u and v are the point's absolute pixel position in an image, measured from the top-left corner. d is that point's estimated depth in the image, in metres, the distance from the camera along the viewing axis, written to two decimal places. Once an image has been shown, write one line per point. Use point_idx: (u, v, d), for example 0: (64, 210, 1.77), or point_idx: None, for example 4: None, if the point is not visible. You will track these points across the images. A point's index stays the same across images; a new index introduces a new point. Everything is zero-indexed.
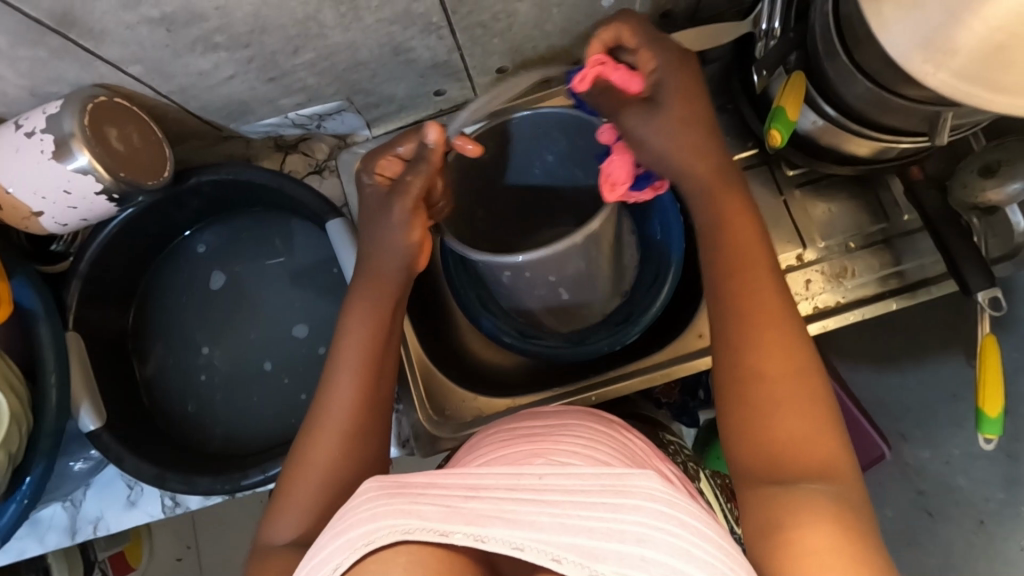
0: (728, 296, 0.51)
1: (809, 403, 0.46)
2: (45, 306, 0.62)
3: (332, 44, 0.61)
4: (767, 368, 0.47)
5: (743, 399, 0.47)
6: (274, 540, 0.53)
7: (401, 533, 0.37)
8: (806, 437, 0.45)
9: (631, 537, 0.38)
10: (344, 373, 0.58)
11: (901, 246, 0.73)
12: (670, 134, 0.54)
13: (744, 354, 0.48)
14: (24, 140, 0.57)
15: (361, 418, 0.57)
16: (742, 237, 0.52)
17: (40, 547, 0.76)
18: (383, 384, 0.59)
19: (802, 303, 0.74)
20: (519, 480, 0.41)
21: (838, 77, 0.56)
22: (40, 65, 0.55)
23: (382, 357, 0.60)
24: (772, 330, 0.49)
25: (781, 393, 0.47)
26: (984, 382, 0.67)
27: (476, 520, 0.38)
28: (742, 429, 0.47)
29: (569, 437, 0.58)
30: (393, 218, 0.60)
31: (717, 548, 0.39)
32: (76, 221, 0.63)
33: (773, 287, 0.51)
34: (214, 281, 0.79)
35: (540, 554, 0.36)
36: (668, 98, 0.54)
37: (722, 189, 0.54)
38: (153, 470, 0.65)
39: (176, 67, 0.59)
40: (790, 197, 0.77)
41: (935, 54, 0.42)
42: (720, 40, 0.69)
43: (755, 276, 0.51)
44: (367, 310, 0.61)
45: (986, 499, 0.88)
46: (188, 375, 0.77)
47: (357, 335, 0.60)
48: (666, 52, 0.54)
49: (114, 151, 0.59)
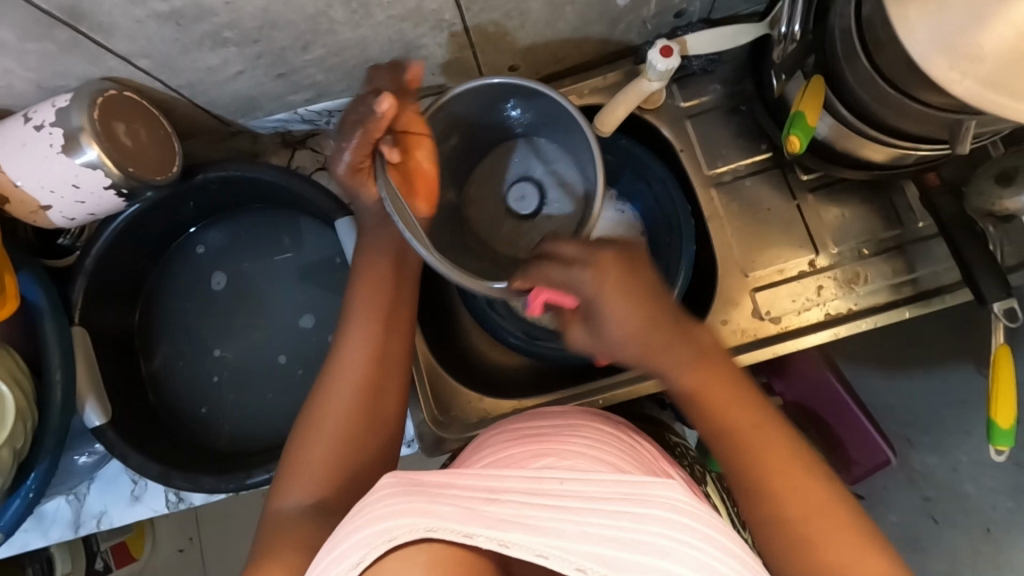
0: (729, 447, 0.50)
1: (839, 515, 0.48)
2: (51, 302, 0.61)
3: (342, 40, 0.60)
4: (793, 496, 0.48)
5: (785, 534, 0.48)
6: (285, 506, 0.51)
7: (423, 532, 0.36)
8: (851, 552, 0.46)
9: (654, 549, 0.37)
10: (355, 336, 0.58)
11: (915, 253, 0.73)
12: (622, 348, 0.50)
13: (768, 492, 0.49)
14: (31, 134, 0.56)
15: (377, 375, 0.57)
16: (715, 392, 0.50)
17: (44, 541, 0.76)
18: (397, 339, 0.59)
19: (813, 309, 0.73)
20: (540, 485, 0.42)
21: (858, 81, 0.55)
22: (48, 58, 0.54)
23: (394, 317, 0.60)
24: (788, 465, 0.49)
25: (813, 514, 0.48)
26: (997, 393, 0.67)
27: (496, 523, 0.37)
28: (794, 559, 0.47)
29: (577, 438, 0.57)
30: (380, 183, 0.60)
31: (739, 564, 0.39)
32: (83, 215, 0.63)
33: (763, 418, 0.51)
34: (215, 282, 0.79)
35: (564, 562, 0.35)
36: (608, 319, 0.49)
37: (677, 362, 0.50)
38: (157, 467, 0.65)
39: (185, 61, 0.58)
40: (803, 201, 0.75)
41: (960, 61, 0.41)
42: (737, 41, 0.70)
43: (744, 417, 0.50)
44: (378, 275, 0.61)
45: (995, 508, 0.86)
46: (194, 370, 0.77)
47: (366, 302, 0.59)
48: (588, 278, 0.49)
49: (122, 146, 0.58)
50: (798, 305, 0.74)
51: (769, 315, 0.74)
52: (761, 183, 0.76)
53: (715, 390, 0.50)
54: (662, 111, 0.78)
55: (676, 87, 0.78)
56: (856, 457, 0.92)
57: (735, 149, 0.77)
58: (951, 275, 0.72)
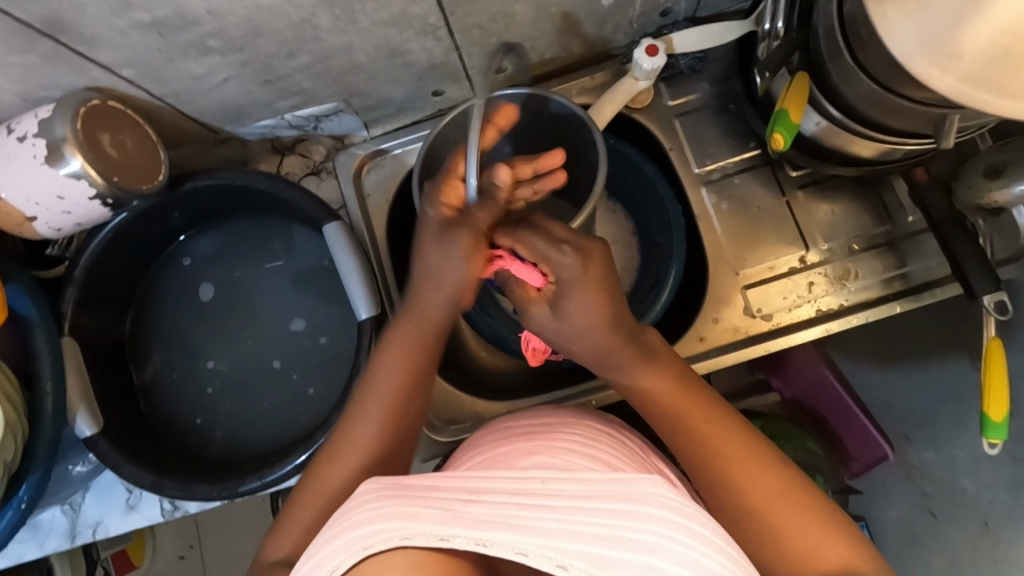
0: (687, 446, 0.53)
1: (799, 499, 0.50)
2: (40, 312, 0.61)
3: (327, 46, 0.60)
4: (754, 487, 0.50)
5: (752, 526, 0.49)
6: (271, 557, 0.54)
7: (400, 539, 0.36)
8: (816, 535, 0.48)
9: (639, 546, 0.37)
10: (368, 414, 0.56)
11: (906, 248, 0.72)
12: (585, 334, 0.51)
13: (731, 485, 0.51)
14: (16, 145, 0.56)
15: (383, 457, 0.55)
16: (664, 390, 0.54)
17: (40, 551, 0.76)
18: (406, 422, 0.57)
19: (805, 306, 0.73)
20: (523, 485, 0.41)
21: (842, 78, 0.55)
22: (32, 70, 0.54)
23: (411, 397, 0.57)
24: (755, 460, 0.51)
25: (776, 502, 0.50)
26: (989, 387, 0.67)
27: (478, 523, 0.37)
28: (764, 549, 0.49)
29: (567, 435, 0.57)
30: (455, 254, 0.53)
31: (727, 560, 0.38)
32: (70, 226, 0.63)
33: (713, 414, 0.54)
34: (203, 293, 0.79)
35: (544, 559, 0.35)
36: (575, 304, 0.50)
37: (630, 355, 0.53)
38: (150, 477, 0.65)
39: (169, 71, 0.58)
40: (792, 198, 0.75)
41: (941, 58, 0.41)
42: (723, 39, 0.70)
43: (696, 417, 0.53)
44: (406, 350, 0.57)
45: (992, 502, 0.84)
46: (187, 379, 0.77)
47: (388, 379, 0.57)
48: (571, 263, 0.49)
49: (108, 157, 0.58)
50: (790, 302, 0.74)
51: (761, 313, 0.74)
52: (750, 180, 0.76)
53: (672, 393, 0.54)
54: (650, 111, 0.78)
55: (664, 86, 0.78)
56: (855, 452, 0.93)
57: (724, 147, 0.77)
58: (942, 269, 0.72)
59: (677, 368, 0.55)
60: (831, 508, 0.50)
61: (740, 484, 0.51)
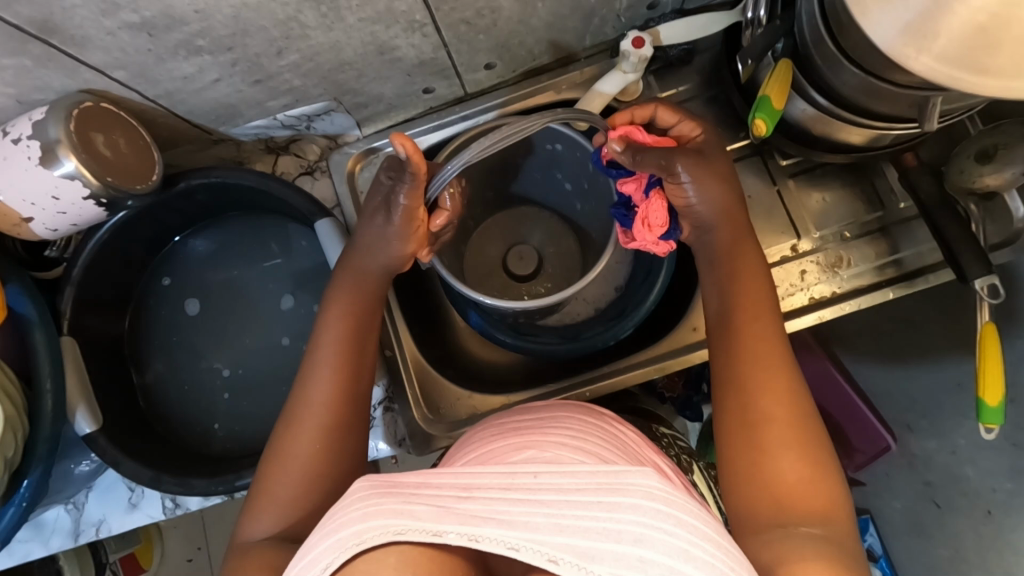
0: (735, 345, 0.57)
1: (804, 451, 0.51)
2: (38, 312, 0.62)
3: (315, 44, 0.61)
4: (771, 418, 0.52)
5: (747, 447, 0.52)
6: (250, 536, 0.54)
7: (393, 534, 0.38)
8: (802, 485, 0.49)
9: (628, 537, 0.38)
10: (323, 369, 0.60)
11: (899, 233, 0.73)
12: (715, 182, 0.60)
13: (752, 402, 0.53)
14: (10, 147, 0.57)
15: (340, 411, 0.59)
16: (746, 275, 0.60)
17: (44, 550, 0.77)
18: (362, 380, 0.62)
19: (797, 294, 0.74)
20: (513, 480, 0.42)
21: (827, 64, 0.55)
22: (25, 73, 0.55)
23: (354, 346, 0.62)
24: (775, 382, 0.54)
25: (782, 442, 0.51)
26: (983, 371, 0.66)
27: (468, 519, 0.38)
28: (745, 476, 0.51)
29: (558, 430, 0.58)
30: (388, 225, 0.63)
31: (716, 548, 0.39)
32: (66, 227, 0.63)
33: (775, 340, 0.56)
34: (188, 308, 0.79)
35: (535, 554, 0.37)
36: (716, 158, 0.63)
37: (730, 230, 0.61)
38: (148, 472, 0.66)
39: (161, 71, 0.59)
40: (783, 187, 0.76)
41: (918, 38, 0.42)
42: (709, 31, 0.71)
43: (758, 330, 0.57)
44: (348, 295, 0.64)
45: (994, 489, 0.83)
46: (188, 379, 0.78)
47: (334, 322, 0.63)
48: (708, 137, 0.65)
49: (101, 157, 0.59)
50: (782, 290, 0.74)
51: None
52: (741, 170, 0.77)
53: (744, 282, 0.59)
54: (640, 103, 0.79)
55: (652, 78, 0.79)
56: (859, 445, 0.93)
57: None
58: (934, 254, 0.72)
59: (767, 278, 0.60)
60: (827, 451, 0.52)
61: (748, 397, 0.54)
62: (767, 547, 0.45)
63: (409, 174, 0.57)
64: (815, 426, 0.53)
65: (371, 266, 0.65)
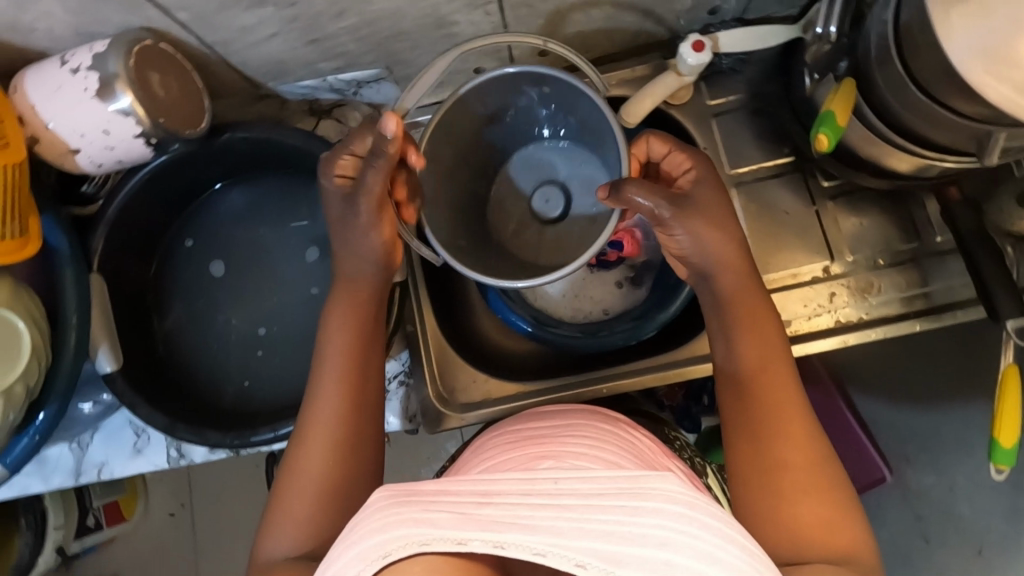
0: (753, 389, 0.56)
1: (826, 493, 0.51)
2: (71, 247, 0.61)
3: (378, 10, 0.60)
4: (793, 461, 0.52)
5: (768, 488, 0.52)
6: (270, 553, 0.55)
7: (417, 545, 0.37)
8: (827, 525, 0.50)
9: (652, 541, 0.38)
10: (326, 388, 0.60)
11: (931, 266, 0.73)
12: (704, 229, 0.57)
13: (774, 444, 0.53)
14: (67, 77, 0.57)
15: (349, 430, 0.59)
16: (756, 316, 0.58)
17: (44, 486, 0.77)
18: (368, 396, 0.61)
19: (823, 316, 0.74)
20: (534, 485, 0.43)
21: (890, 87, 0.55)
22: (90, 4, 0.54)
23: (360, 367, 0.61)
24: (794, 426, 0.54)
25: (805, 483, 0.51)
26: (1002, 413, 0.66)
27: (489, 525, 0.38)
28: (768, 516, 0.51)
29: (574, 439, 0.58)
30: (360, 219, 0.60)
31: (741, 551, 0.39)
32: (111, 163, 0.63)
33: (792, 385, 0.56)
34: (214, 270, 0.79)
35: (561, 559, 0.36)
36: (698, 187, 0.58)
37: (742, 277, 0.58)
38: (165, 419, 0.66)
39: (221, 19, 0.58)
40: (822, 207, 0.76)
41: (998, 68, 0.42)
42: (768, 43, 0.70)
43: (776, 375, 0.56)
44: (347, 315, 0.63)
45: (989, 528, 0.85)
46: (203, 333, 0.77)
47: (337, 344, 0.62)
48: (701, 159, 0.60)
49: (155, 96, 0.59)
50: (810, 310, 0.74)
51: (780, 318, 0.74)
52: (781, 186, 0.77)
53: (761, 328, 0.58)
54: (686, 107, 0.78)
55: (702, 84, 0.78)
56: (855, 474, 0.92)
57: (757, 151, 0.77)
58: (966, 291, 0.72)
59: (775, 321, 0.58)
60: (840, 484, 0.52)
61: (760, 439, 0.54)
62: None
63: (371, 158, 0.57)
64: (834, 467, 0.53)
65: (375, 285, 0.64)
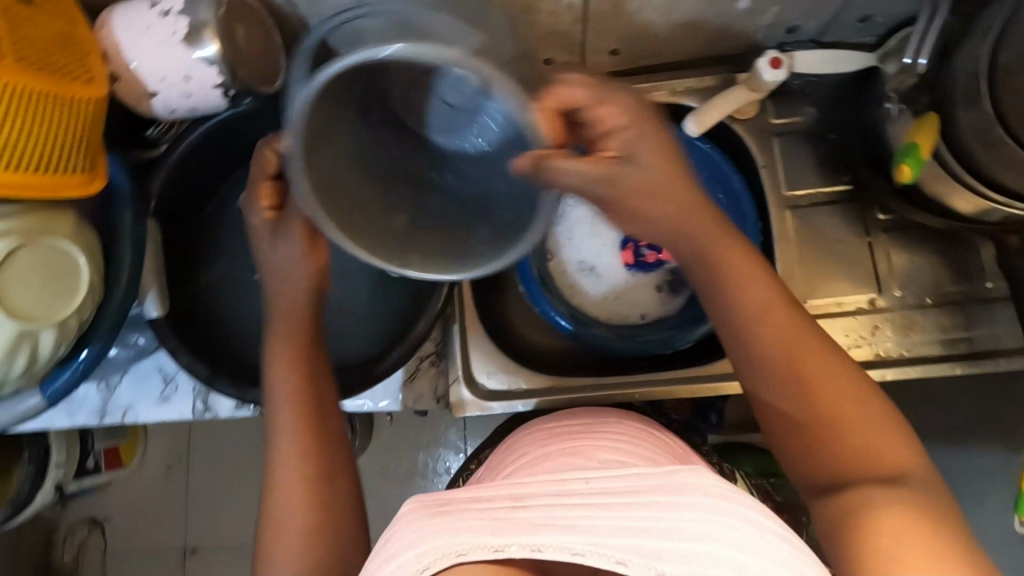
0: (760, 346, 0.52)
1: (863, 414, 0.50)
2: (133, 190, 0.63)
3: None
4: (824, 397, 0.51)
5: (808, 431, 0.51)
6: None
7: (456, 556, 0.37)
8: (872, 442, 0.49)
9: (691, 534, 0.37)
10: (285, 422, 0.60)
11: (978, 313, 0.72)
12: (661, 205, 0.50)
13: (798, 389, 0.51)
14: (156, 19, 0.57)
15: (318, 465, 0.59)
16: (742, 273, 0.53)
17: (69, 421, 0.77)
18: (323, 426, 0.61)
19: (864, 347, 0.73)
20: (567, 487, 0.43)
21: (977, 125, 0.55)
22: None
23: (314, 399, 0.61)
24: (811, 362, 0.51)
25: (842, 412, 0.50)
26: None
27: (527, 529, 0.38)
28: (817, 453, 0.51)
29: (607, 436, 0.58)
30: (294, 243, 0.59)
31: (785, 542, 0.38)
32: (184, 110, 0.63)
33: (799, 325, 0.53)
34: None
35: (601, 558, 0.35)
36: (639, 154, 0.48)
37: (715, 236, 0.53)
38: (203, 370, 0.66)
39: None
40: (875, 240, 0.75)
41: None
42: (844, 68, 0.70)
43: (779, 322, 0.52)
44: (290, 350, 0.61)
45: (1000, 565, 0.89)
46: (241, 290, 0.77)
47: (283, 378, 0.61)
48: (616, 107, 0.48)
49: (238, 48, 0.59)
50: (851, 339, 0.73)
51: None
52: (835, 213, 0.76)
53: (754, 286, 0.53)
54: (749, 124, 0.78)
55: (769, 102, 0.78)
56: None
57: (816, 176, 0.77)
58: (1010, 341, 0.71)
59: (762, 271, 0.54)
60: (872, 399, 0.51)
61: (820, 447, 0.50)
62: (862, 523, 0.45)
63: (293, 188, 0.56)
64: (863, 384, 0.52)
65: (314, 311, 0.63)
